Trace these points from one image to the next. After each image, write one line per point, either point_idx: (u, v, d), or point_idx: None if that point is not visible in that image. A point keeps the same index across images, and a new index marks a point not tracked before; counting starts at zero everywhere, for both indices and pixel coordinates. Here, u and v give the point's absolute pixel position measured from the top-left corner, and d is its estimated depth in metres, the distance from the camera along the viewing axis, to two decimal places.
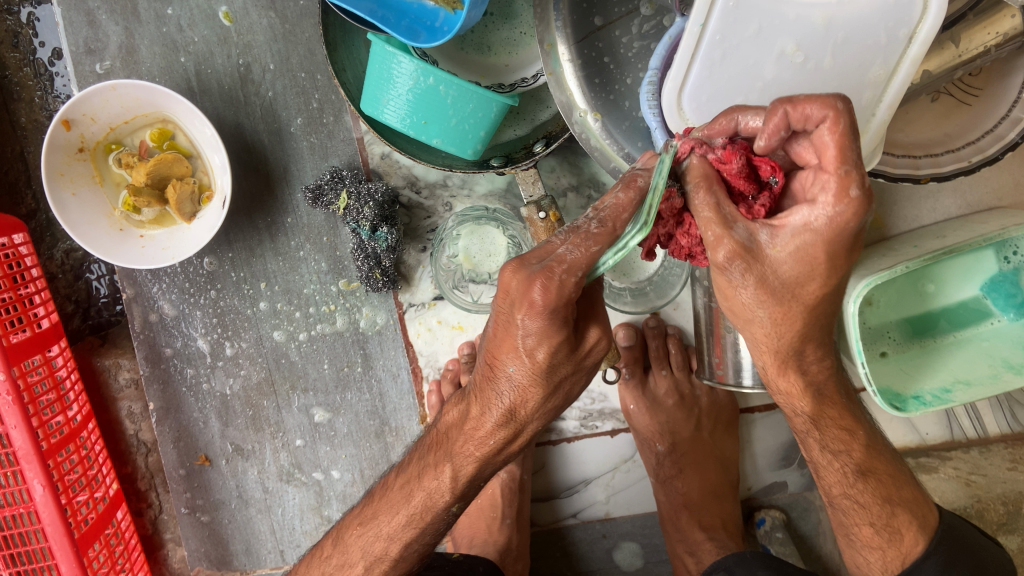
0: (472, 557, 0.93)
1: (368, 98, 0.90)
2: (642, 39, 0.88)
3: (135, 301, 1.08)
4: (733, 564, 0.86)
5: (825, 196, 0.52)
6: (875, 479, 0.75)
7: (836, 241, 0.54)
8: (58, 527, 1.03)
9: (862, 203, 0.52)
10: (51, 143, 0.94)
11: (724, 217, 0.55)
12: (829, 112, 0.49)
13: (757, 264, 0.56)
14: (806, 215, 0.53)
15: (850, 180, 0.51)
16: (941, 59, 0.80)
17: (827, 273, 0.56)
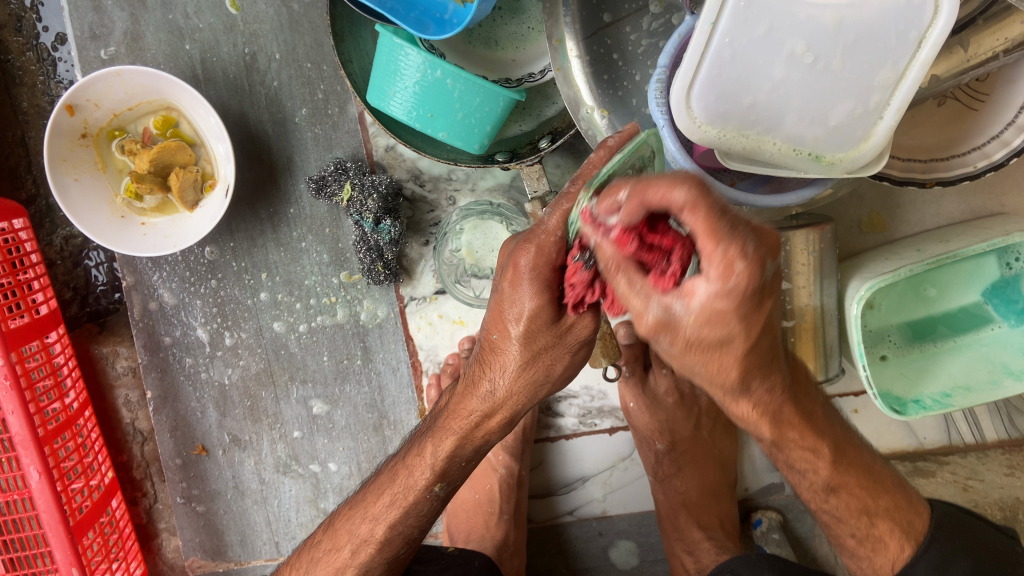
0: (468, 552, 0.92)
1: (375, 89, 0.90)
2: (651, 37, 0.88)
3: (135, 289, 1.07)
4: (737, 565, 0.86)
5: (710, 274, 0.43)
6: (847, 493, 0.72)
7: (743, 304, 0.44)
8: (53, 514, 1.02)
9: (754, 272, 0.42)
10: (54, 128, 0.94)
11: (638, 293, 0.47)
12: (682, 202, 0.41)
13: (676, 330, 0.48)
14: (704, 288, 0.43)
15: (734, 255, 0.41)
16: (949, 63, 0.80)
17: (745, 330, 0.47)
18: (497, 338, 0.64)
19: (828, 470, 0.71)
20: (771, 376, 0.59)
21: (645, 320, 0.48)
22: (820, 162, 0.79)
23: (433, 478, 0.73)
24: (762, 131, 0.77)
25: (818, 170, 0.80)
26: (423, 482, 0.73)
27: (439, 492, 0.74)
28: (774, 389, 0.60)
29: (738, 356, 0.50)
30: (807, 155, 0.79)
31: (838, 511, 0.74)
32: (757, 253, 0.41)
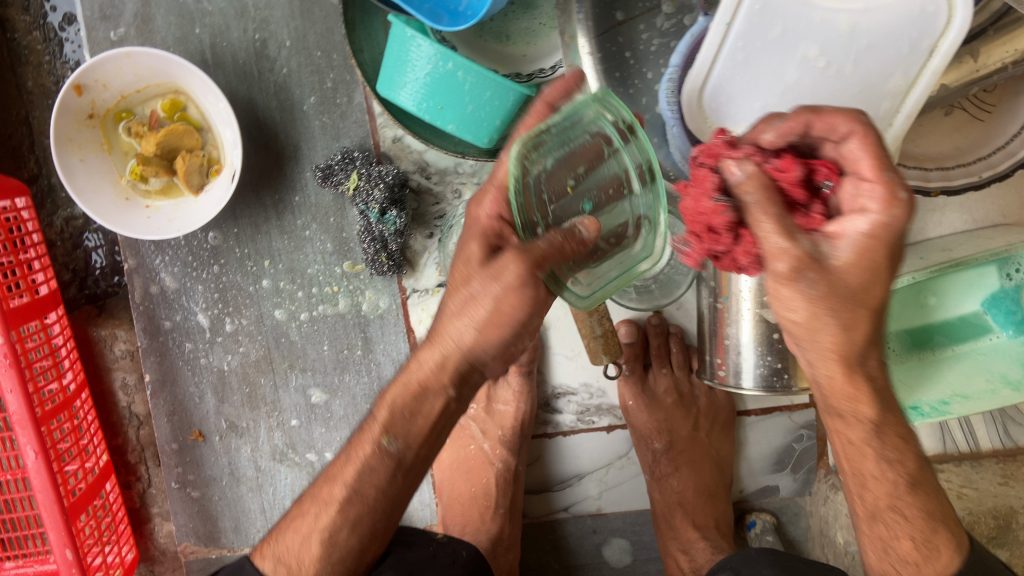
0: (455, 540, 0.92)
1: (385, 79, 0.90)
2: (662, 37, 0.88)
3: (136, 272, 1.07)
4: (739, 564, 0.85)
5: (856, 202, 0.54)
6: (906, 475, 0.69)
7: (888, 245, 0.54)
8: (48, 495, 1.01)
9: (906, 206, 0.53)
10: (61, 107, 0.93)
11: (781, 229, 0.52)
12: (855, 132, 0.54)
13: (827, 269, 0.54)
14: (861, 222, 0.54)
15: (890, 189, 0.53)
16: (958, 73, 0.81)
17: (888, 269, 0.55)
18: (473, 288, 0.64)
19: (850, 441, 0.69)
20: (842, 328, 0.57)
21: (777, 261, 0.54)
22: None
23: (380, 429, 0.71)
24: None
25: None
26: (373, 435, 0.71)
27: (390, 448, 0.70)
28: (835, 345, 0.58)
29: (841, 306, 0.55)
30: None
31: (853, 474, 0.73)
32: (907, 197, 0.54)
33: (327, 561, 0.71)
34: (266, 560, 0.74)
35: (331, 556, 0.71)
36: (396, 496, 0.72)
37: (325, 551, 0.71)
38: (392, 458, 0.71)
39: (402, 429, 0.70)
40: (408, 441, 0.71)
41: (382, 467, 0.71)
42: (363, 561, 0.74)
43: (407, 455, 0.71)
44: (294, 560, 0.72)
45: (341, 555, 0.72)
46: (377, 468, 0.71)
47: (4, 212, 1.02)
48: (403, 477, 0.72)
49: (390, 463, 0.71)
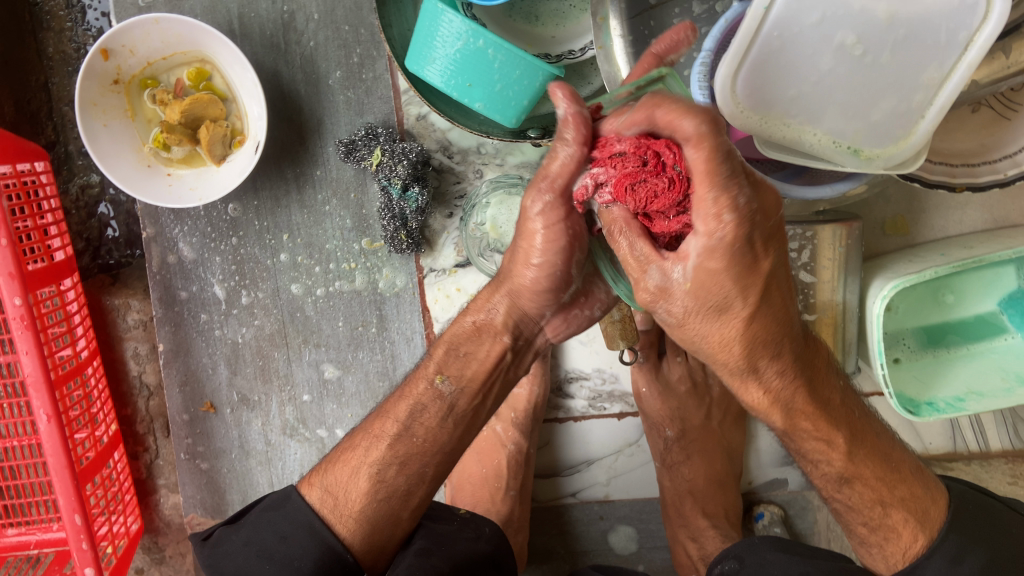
0: (476, 518, 0.90)
1: (413, 55, 0.90)
2: (693, 21, 0.88)
3: (155, 241, 1.07)
4: (741, 551, 0.82)
5: (703, 223, 0.52)
6: (861, 484, 0.72)
7: (732, 263, 0.54)
8: (60, 459, 1.01)
9: (740, 222, 0.51)
10: (87, 70, 0.93)
11: (636, 261, 0.57)
12: (691, 136, 0.48)
13: (670, 297, 0.58)
14: (694, 247, 0.53)
15: (724, 205, 0.50)
16: (990, 69, 0.80)
17: (743, 294, 0.56)
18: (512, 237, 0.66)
19: (841, 462, 0.71)
20: (783, 357, 0.63)
21: (655, 282, 0.57)
22: (858, 156, 0.79)
23: (435, 370, 0.77)
24: (805, 121, 0.77)
25: (855, 165, 0.79)
26: (428, 373, 0.77)
27: (444, 388, 0.75)
28: (784, 375, 0.64)
29: (741, 328, 0.58)
30: (846, 148, 0.79)
31: (850, 501, 0.74)
32: (747, 206, 0.51)
33: (373, 497, 0.75)
34: (313, 490, 0.79)
35: (377, 492, 0.75)
36: (446, 440, 0.76)
37: (373, 486, 0.75)
38: (443, 398, 0.76)
39: (456, 369, 0.76)
40: (460, 383, 0.76)
41: (433, 405, 0.76)
42: (407, 505, 0.77)
43: (460, 400, 0.76)
44: (341, 492, 0.76)
45: (387, 493, 0.76)
46: (429, 407, 0.76)
47: (22, 174, 1.02)
48: (455, 424, 0.76)
49: (443, 405, 0.76)
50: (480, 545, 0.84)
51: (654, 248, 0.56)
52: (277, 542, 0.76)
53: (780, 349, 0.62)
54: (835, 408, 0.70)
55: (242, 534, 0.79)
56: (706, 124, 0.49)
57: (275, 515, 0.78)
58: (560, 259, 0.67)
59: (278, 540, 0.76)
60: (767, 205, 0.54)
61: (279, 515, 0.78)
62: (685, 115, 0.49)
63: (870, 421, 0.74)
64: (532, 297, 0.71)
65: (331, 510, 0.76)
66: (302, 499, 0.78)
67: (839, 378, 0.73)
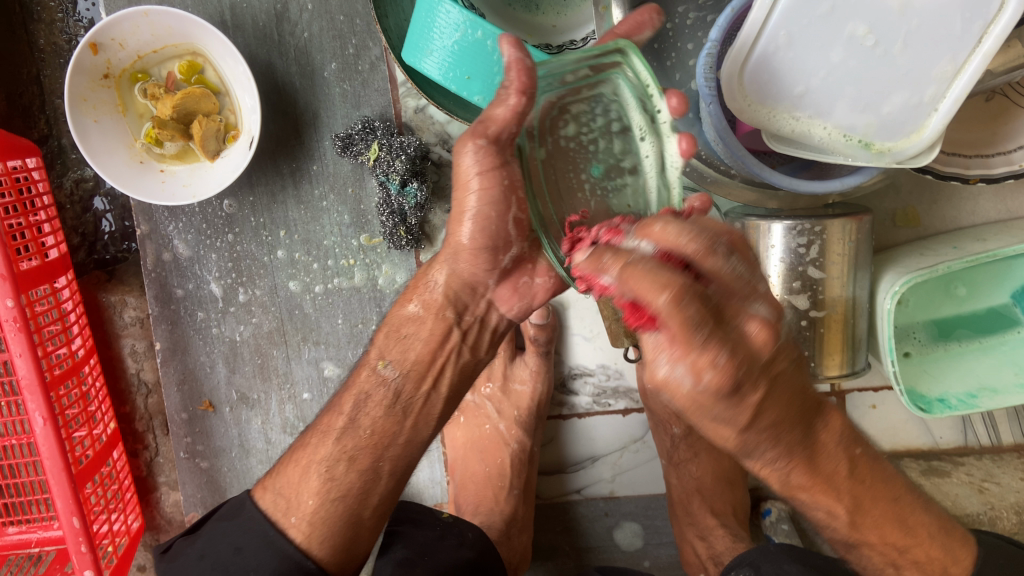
0: (460, 522, 0.90)
1: (409, 46, 0.87)
2: (699, 10, 0.86)
3: (150, 238, 1.04)
4: (757, 558, 0.81)
5: (691, 367, 0.45)
6: (868, 548, 0.67)
7: (722, 397, 0.48)
8: (56, 461, 0.99)
9: (725, 376, 0.45)
10: (77, 65, 0.90)
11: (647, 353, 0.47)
12: (658, 311, 0.44)
13: (674, 391, 0.48)
14: (682, 376, 0.46)
15: (704, 363, 0.45)
16: (1006, 56, 0.77)
17: (737, 417, 0.51)
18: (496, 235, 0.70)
19: (846, 529, 0.66)
20: (782, 444, 0.57)
21: (660, 374, 0.47)
22: (869, 150, 0.77)
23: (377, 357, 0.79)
24: (813, 115, 0.75)
25: (866, 159, 0.77)
26: (371, 362, 0.79)
27: (386, 372, 0.77)
28: (779, 458, 0.58)
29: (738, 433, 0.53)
30: (857, 142, 0.76)
31: (863, 564, 0.69)
32: (732, 362, 0.46)
33: (326, 496, 0.74)
34: (267, 494, 0.79)
35: (330, 491, 0.74)
36: (393, 428, 0.77)
37: (325, 486, 0.75)
38: (387, 383, 0.77)
39: (398, 354, 0.78)
40: (404, 369, 0.78)
41: (378, 391, 0.77)
42: (367, 505, 0.76)
43: (405, 386, 0.77)
44: (294, 494, 0.76)
45: (341, 492, 0.75)
46: (372, 395, 0.77)
47: (14, 171, 0.99)
48: (403, 413, 0.77)
49: (387, 391, 0.77)
50: (462, 552, 0.84)
51: (666, 341, 0.45)
52: (233, 554, 0.75)
53: (791, 435, 0.57)
54: (841, 480, 0.63)
55: (197, 548, 0.78)
56: (671, 279, 0.44)
57: (231, 527, 0.78)
58: (494, 212, 0.68)
59: (234, 552, 0.75)
60: (752, 351, 0.47)
61: (234, 525, 0.78)
62: (650, 275, 0.45)
63: (887, 485, 0.67)
64: (471, 259, 0.73)
65: (285, 514, 0.75)
66: (256, 507, 0.78)
67: (855, 442, 0.64)
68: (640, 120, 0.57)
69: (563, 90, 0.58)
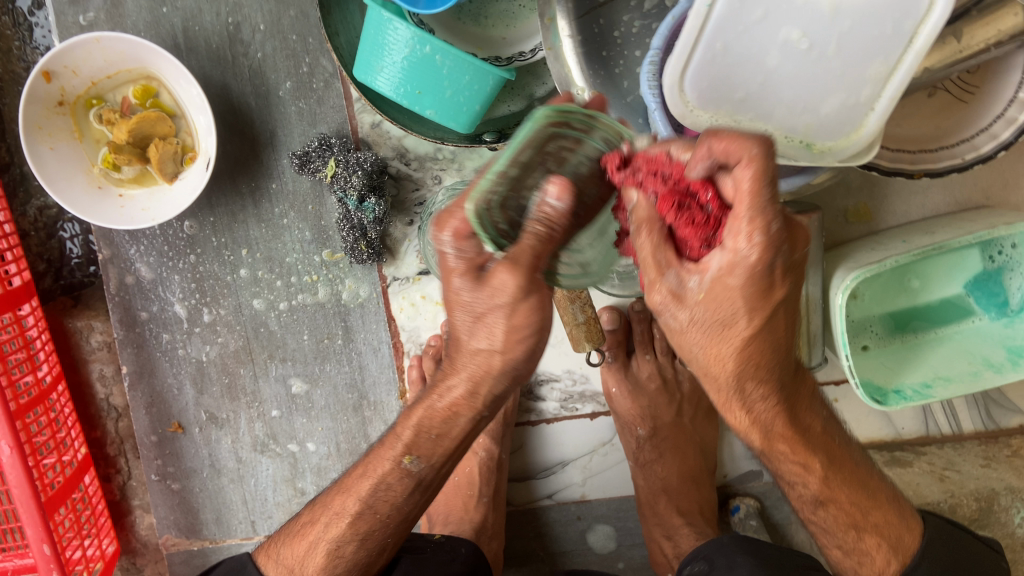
0: (455, 538, 0.94)
1: (362, 64, 0.88)
2: (644, 18, 0.87)
3: (111, 262, 1.05)
4: (711, 552, 0.83)
5: (734, 240, 0.52)
6: (835, 508, 0.73)
7: (750, 282, 0.53)
8: (25, 489, 0.99)
9: (767, 250, 0.51)
10: (30, 95, 0.91)
11: (658, 263, 0.55)
12: (746, 158, 0.50)
13: (683, 305, 0.56)
14: (719, 260, 0.53)
15: (757, 226, 0.51)
16: (942, 54, 0.78)
17: (749, 315, 0.56)
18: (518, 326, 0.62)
19: (817, 485, 0.72)
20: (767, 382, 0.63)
21: (684, 282, 0.55)
22: (810, 150, 0.78)
23: (403, 448, 0.72)
24: (754, 118, 0.77)
25: (809, 159, 0.79)
26: (395, 454, 0.72)
27: (413, 468, 0.72)
28: (763, 406, 0.65)
29: (735, 348, 0.58)
30: (799, 142, 0.78)
31: (825, 523, 0.75)
32: (778, 234, 0.51)
33: (330, 570, 0.76)
34: (269, 561, 0.81)
35: (336, 566, 0.76)
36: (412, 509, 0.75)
37: (331, 560, 0.76)
38: (414, 476, 0.72)
39: (426, 449, 0.71)
40: (430, 460, 0.72)
41: (399, 483, 0.73)
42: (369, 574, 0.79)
43: (428, 475, 0.73)
44: (297, 564, 0.78)
45: (346, 568, 0.77)
46: (395, 485, 0.73)
47: None
48: (422, 488, 0.75)
49: (412, 481, 0.73)
50: (455, 566, 0.88)
51: (688, 238, 0.55)
52: None
53: (769, 375, 0.62)
54: (814, 435, 0.71)
55: None
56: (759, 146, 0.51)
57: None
58: None
59: None
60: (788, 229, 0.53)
61: None
62: (740, 138, 0.50)
63: (848, 448, 0.74)
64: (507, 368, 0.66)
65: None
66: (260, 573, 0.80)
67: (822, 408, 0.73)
68: (585, 143, 0.57)
69: (506, 177, 0.53)
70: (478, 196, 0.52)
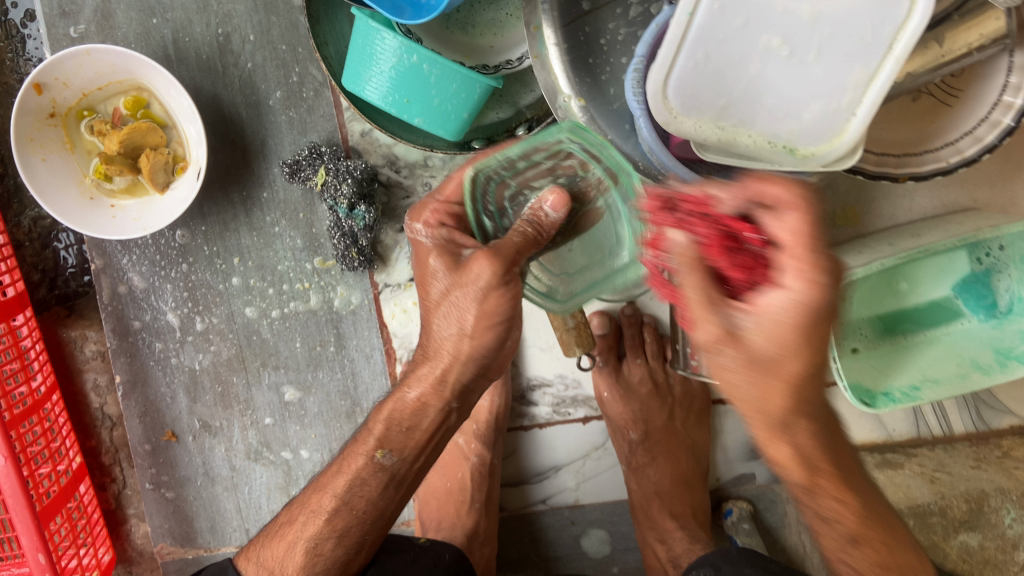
0: (439, 545, 0.94)
1: (350, 73, 0.88)
2: (629, 26, 0.88)
3: (104, 272, 1.05)
4: (718, 560, 0.84)
5: (787, 276, 0.47)
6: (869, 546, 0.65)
7: (812, 323, 0.48)
8: (19, 499, 0.99)
9: (829, 288, 0.47)
10: (21, 106, 0.91)
11: (709, 302, 0.50)
12: (792, 200, 0.46)
13: (733, 347, 0.51)
14: (777, 300, 0.48)
15: (817, 267, 0.46)
16: (924, 59, 0.80)
17: (809, 347, 0.50)
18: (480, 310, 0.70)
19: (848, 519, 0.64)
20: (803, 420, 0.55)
21: (735, 324, 0.51)
22: (794, 155, 0.78)
23: (375, 443, 0.77)
24: (738, 123, 0.77)
25: (793, 163, 0.79)
26: (368, 448, 0.77)
27: (386, 461, 0.76)
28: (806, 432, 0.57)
29: (783, 386, 0.52)
30: (782, 147, 0.78)
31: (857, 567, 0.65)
32: (836, 274, 0.47)
33: (311, 570, 0.77)
34: (251, 564, 0.80)
35: (316, 565, 0.77)
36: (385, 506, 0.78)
37: (311, 560, 0.77)
38: (386, 470, 0.77)
39: (398, 443, 0.77)
40: (402, 454, 0.77)
41: (375, 479, 0.77)
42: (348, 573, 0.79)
43: (403, 469, 0.77)
44: (280, 567, 0.78)
45: (326, 568, 0.77)
46: (370, 480, 0.77)
47: None
48: (398, 488, 0.78)
49: (384, 476, 0.77)
50: None
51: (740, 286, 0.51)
52: None
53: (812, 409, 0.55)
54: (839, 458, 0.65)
55: None
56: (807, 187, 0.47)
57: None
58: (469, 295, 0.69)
59: None
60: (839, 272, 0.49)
61: None
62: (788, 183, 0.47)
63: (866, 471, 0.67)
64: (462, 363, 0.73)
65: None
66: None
67: None
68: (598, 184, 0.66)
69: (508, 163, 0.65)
70: (479, 168, 0.66)
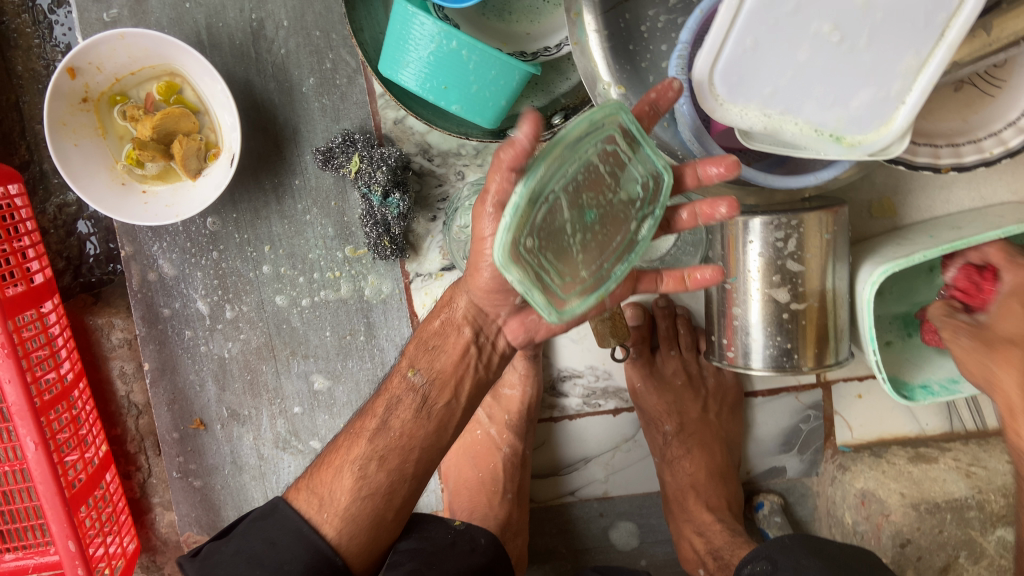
0: (473, 528, 0.93)
1: (387, 59, 0.88)
2: (669, 13, 0.86)
3: (134, 259, 1.05)
4: (774, 552, 0.82)
5: None
6: None
7: None
8: (49, 485, 0.99)
9: None
10: (55, 90, 0.91)
11: None
12: None
13: None
14: None
15: None
16: (972, 47, 0.76)
17: None
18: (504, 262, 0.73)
19: None
20: None
21: None
22: (840, 143, 0.77)
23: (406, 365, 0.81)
24: (785, 111, 0.76)
25: (838, 152, 0.78)
26: (402, 368, 0.81)
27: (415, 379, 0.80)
28: None
29: None
30: (829, 136, 0.77)
31: None
32: None
33: (357, 494, 0.76)
34: (300, 494, 0.80)
35: (361, 489, 0.77)
36: (421, 431, 0.79)
37: (356, 484, 0.77)
38: (416, 389, 0.80)
39: (427, 361, 0.80)
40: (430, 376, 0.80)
41: (408, 398, 0.80)
42: (390, 507, 0.79)
43: (430, 394, 0.80)
44: (328, 492, 0.77)
45: (371, 490, 0.77)
46: (403, 399, 0.79)
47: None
48: (430, 416, 0.79)
49: (415, 396, 0.79)
50: (474, 558, 0.87)
51: None
52: (267, 548, 0.75)
53: None
54: None
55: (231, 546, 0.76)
56: None
57: (266, 524, 0.78)
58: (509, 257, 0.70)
59: (268, 546, 0.75)
60: None
61: (269, 523, 0.78)
62: None
63: None
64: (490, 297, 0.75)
65: (317, 511, 0.77)
66: (291, 507, 0.79)
67: None
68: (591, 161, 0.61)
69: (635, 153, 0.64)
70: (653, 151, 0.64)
